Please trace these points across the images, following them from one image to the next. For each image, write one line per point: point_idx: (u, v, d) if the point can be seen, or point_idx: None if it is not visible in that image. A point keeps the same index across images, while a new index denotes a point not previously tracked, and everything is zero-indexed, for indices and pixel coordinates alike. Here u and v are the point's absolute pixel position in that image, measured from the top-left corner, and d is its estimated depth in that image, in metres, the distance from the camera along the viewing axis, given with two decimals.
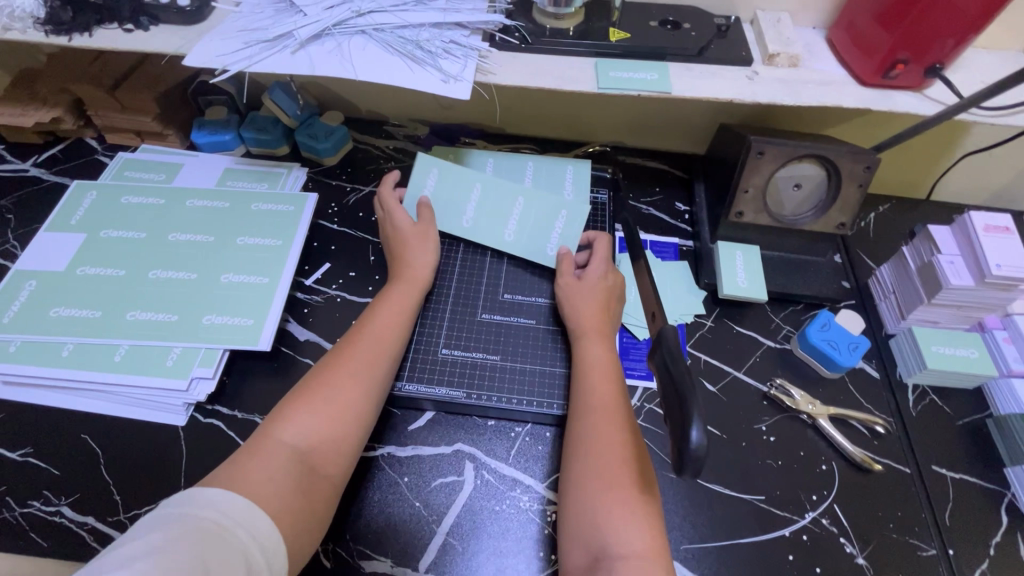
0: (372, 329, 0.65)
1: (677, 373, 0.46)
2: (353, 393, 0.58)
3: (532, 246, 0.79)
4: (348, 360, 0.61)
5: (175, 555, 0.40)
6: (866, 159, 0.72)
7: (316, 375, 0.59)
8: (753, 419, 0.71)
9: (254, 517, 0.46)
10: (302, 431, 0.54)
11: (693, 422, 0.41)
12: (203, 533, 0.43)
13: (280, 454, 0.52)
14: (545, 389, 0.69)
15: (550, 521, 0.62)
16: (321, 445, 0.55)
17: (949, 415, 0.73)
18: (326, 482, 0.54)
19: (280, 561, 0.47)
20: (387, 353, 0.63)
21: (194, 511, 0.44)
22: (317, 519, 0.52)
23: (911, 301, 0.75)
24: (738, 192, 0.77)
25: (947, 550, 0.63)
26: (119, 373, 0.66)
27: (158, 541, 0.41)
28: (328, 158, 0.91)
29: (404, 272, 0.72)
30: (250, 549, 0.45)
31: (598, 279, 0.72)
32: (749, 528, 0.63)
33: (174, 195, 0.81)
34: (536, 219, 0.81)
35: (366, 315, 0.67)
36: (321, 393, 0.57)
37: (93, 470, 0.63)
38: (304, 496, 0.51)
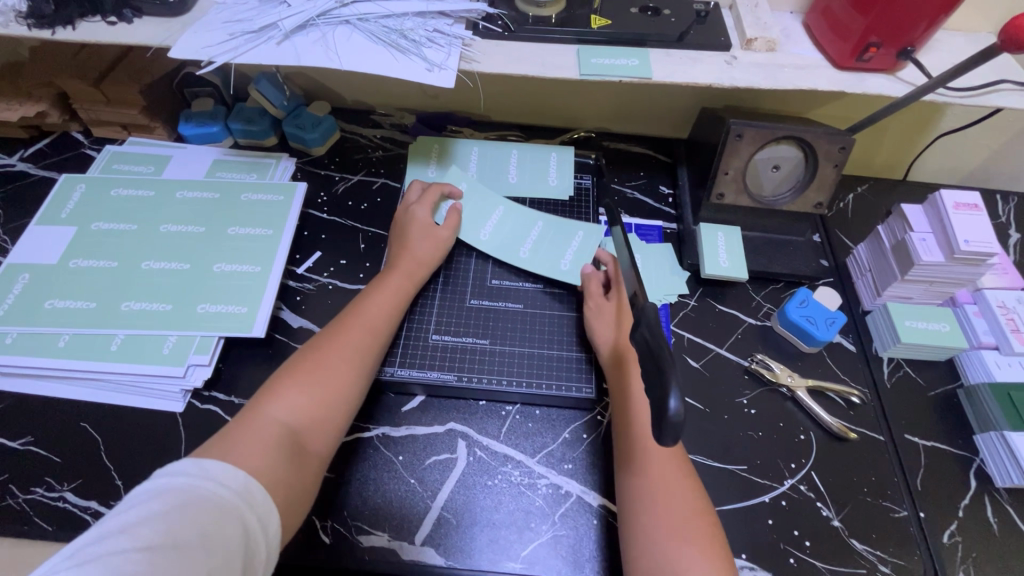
0: (363, 315, 0.66)
1: (658, 347, 0.47)
2: (343, 378, 0.60)
3: (547, 263, 0.79)
4: (339, 342, 0.63)
5: (176, 524, 0.43)
6: (841, 140, 0.74)
7: (305, 355, 0.61)
8: (734, 393, 0.74)
9: (249, 488, 0.48)
10: (289, 409, 0.56)
11: (671, 392, 0.43)
12: (205, 503, 0.45)
13: (271, 427, 0.54)
14: (533, 370, 0.72)
15: (541, 493, 0.65)
16: (310, 421, 0.57)
17: (922, 386, 0.76)
18: (314, 458, 0.56)
19: (275, 529, 0.49)
20: (378, 339, 0.65)
21: (196, 481, 0.46)
22: (305, 493, 0.54)
23: (885, 277, 0.78)
24: (718, 174, 0.79)
25: (918, 512, 0.66)
26: (115, 362, 0.67)
27: (161, 510, 0.43)
28: (316, 148, 0.92)
29: (399, 260, 0.74)
30: (248, 518, 0.47)
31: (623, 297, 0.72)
32: (731, 495, 0.66)
33: (164, 187, 0.82)
34: (552, 240, 0.81)
35: (357, 301, 0.69)
36: (312, 375, 0.59)
37: (93, 456, 0.65)
38: (294, 469, 0.53)
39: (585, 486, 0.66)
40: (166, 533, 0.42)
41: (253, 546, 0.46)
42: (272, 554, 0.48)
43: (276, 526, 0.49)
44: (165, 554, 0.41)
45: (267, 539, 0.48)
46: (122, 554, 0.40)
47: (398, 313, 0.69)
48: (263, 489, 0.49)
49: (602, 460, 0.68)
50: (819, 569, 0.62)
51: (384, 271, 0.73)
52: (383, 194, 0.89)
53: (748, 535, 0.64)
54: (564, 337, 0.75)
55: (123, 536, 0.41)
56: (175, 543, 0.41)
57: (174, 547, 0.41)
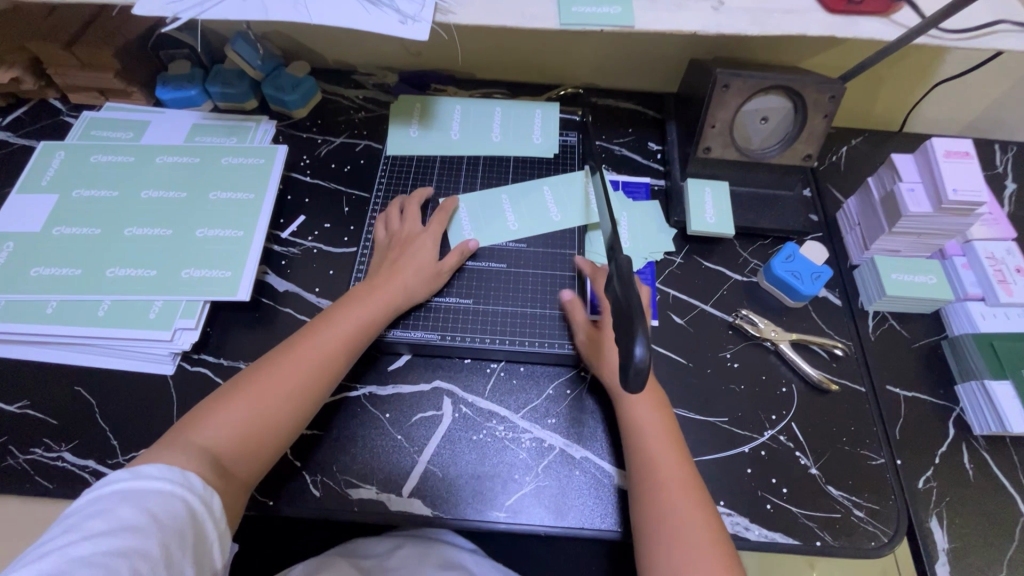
0: (328, 333, 0.65)
1: (633, 302, 0.46)
2: (284, 402, 0.60)
3: (580, 216, 0.80)
4: (289, 364, 0.62)
5: (123, 512, 0.47)
6: (831, 88, 0.72)
7: (258, 370, 0.62)
8: (717, 347, 0.74)
9: (190, 478, 0.52)
10: (222, 430, 0.57)
11: (638, 340, 0.42)
12: (149, 491, 0.49)
13: (201, 445, 0.55)
14: (517, 330, 0.72)
15: (524, 447, 0.67)
16: (239, 443, 0.57)
17: (906, 338, 0.76)
18: (241, 475, 0.57)
19: (220, 515, 0.53)
20: (336, 361, 0.64)
21: (138, 477, 0.50)
22: (235, 507, 0.56)
23: (873, 231, 0.77)
24: (704, 128, 0.77)
25: (895, 460, 0.67)
26: (102, 328, 0.68)
27: (108, 503, 0.48)
28: (298, 110, 0.90)
29: (381, 275, 0.71)
30: (193, 499, 0.51)
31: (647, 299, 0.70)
32: (711, 447, 0.67)
33: (143, 152, 0.81)
34: (570, 193, 0.82)
35: (327, 315, 0.67)
36: (263, 394, 0.60)
37: (89, 418, 0.66)
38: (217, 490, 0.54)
39: (568, 438, 0.67)
40: (115, 520, 0.46)
41: (203, 522, 0.51)
42: (222, 532, 0.53)
43: (220, 511, 0.53)
44: (119, 535, 0.45)
45: (214, 517, 0.52)
46: (76, 542, 0.44)
47: (371, 330, 0.67)
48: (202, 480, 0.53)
49: (586, 414, 0.69)
50: (795, 514, 0.64)
51: (366, 285, 0.70)
52: (366, 155, 0.88)
53: (727, 482, 0.65)
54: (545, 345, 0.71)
55: (74, 529, 0.45)
56: (125, 525, 0.46)
57: (125, 529, 0.46)
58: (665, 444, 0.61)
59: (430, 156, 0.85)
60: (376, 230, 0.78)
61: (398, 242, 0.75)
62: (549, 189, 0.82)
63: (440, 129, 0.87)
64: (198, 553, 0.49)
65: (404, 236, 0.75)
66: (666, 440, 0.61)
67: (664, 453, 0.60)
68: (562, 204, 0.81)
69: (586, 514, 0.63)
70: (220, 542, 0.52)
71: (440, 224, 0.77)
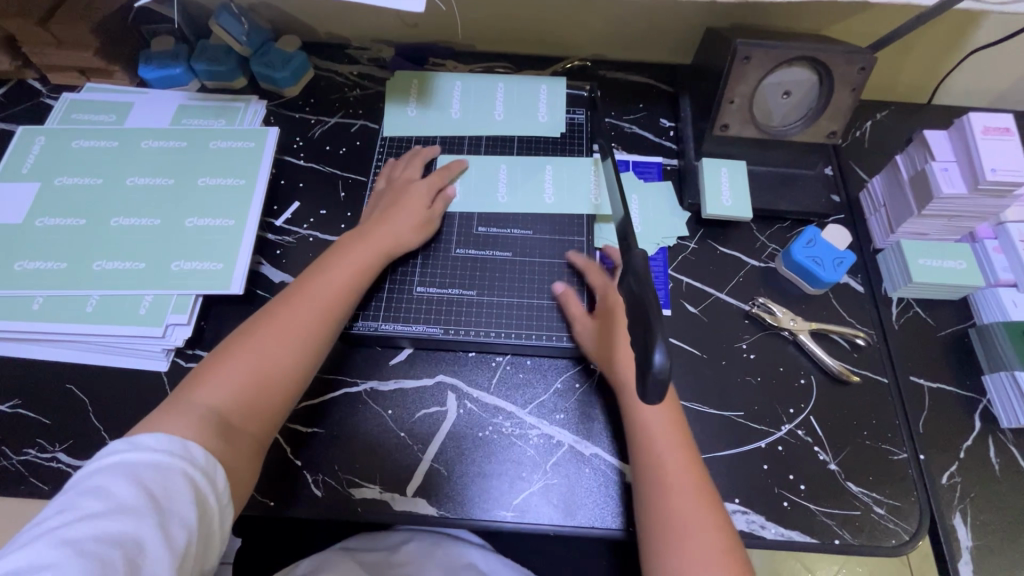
0: (321, 285, 0.63)
1: (649, 304, 0.42)
2: (283, 352, 0.58)
3: (575, 203, 0.76)
4: (284, 315, 0.60)
5: (119, 491, 0.44)
6: (861, 59, 0.67)
7: (253, 329, 0.59)
8: (733, 338, 0.71)
9: (188, 447, 0.49)
10: (221, 392, 0.55)
11: (656, 345, 0.39)
12: (146, 469, 0.46)
13: (202, 410, 0.53)
14: (524, 322, 0.69)
15: (532, 443, 0.64)
16: (243, 398, 0.55)
17: (931, 326, 0.72)
18: (250, 437, 0.55)
19: (224, 483, 0.50)
20: (333, 310, 0.62)
21: (136, 452, 0.47)
22: (247, 470, 0.53)
23: (900, 213, 0.72)
24: (722, 104, 0.72)
25: (918, 455, 0.65)
26: (91, 324, 0.65)
27: (104, 481, 0.44)
28: (289, 88, 0.85)
29: (371, 223, 0.69)
30: (193, 475, 0.48)
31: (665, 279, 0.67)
32: (726, 442, 0.65)
33: (127, 136, 0.77)
34: (571, 180, 0.77)
35: (318, 266, 0.65)
36: (260, 346, 0.58)
37: (82, 418, 0.64)
38: (226, 444, 0.52)
39: (577, 434, 0.65)
40: (111, 501, 0.43)
41: (205, 498, 0.48)
42: (228, 504, 0.50)
43: (224, 477, 0.50)
44: (115, 517, 0.43)
45: (218, 489, 0.49)
46: (71, 525, 0.42)
47: (366, 277, 0.66)
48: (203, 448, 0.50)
49: (595, 408, 0.66)
50: (813, 511, 0.62)
51: (356, 233, 0.68)
52: (362, 136, 0.84)
53: (742, 479, 0.63)
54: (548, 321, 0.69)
55: (69, 510, 0.43)
56: (122, 507, 0.43)
57: (121, 511, 0.43)
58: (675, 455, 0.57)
59: (429, 136, 0.80)
60: (378, 179, 0.77)
61: (392, 192, 0.73)
62: (549, 170, 0.78)
63: (440, 107, 0.82)
64: (201, 531, 0.46)
65: (399, 186, 0.73)
66: (677, 451, 0.58)
67: (675, 466, 0.56)
68: (560, 186, 0.77)
69: (596, 512, 0.61)
70: (225, 515, 0.50)
71: (439, 178, 0.74)
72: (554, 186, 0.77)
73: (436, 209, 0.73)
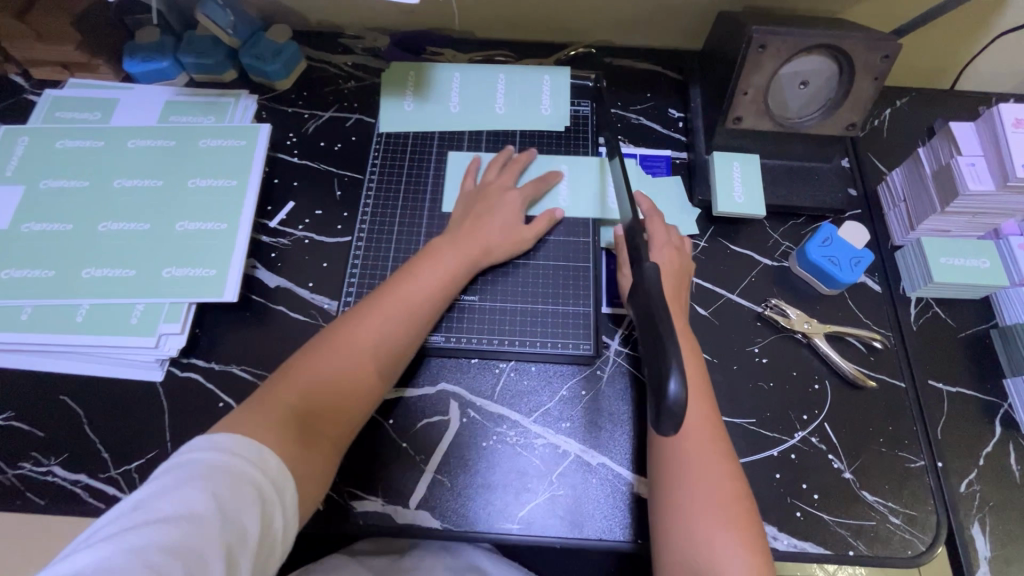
0: (402, 296, 0.62)
1: (661, 322, 0.40)
2: (363, 362, 0.58)
3: (593, 208, 0.73)
4: (368, 324, 0.60)
5: (187, 495, 0.44)
6: (885, 46, 0.63)
7: (338, 333, 0.59)
8: (745, 341, 0.69)
9: (263, 455, 0.50)
10: (301, 395, 0.55)
11: (671, 373, 0.37)
12: (214, 474, 0.46)
13: (280, 412, 0.53)
14: (565, 330, 0.67)
15: (537, 452, 0.63)
16: (320, 406, 0.55)
17: (951, 327, 0.70)
18: (323, 447, 0.55)
19: (291, 497, 0.50)
20: (414, 325, 0.61)
21: (208, 455, 0.47)
22: (318, 481, 0.54)
23: (921, 209, 0.69)
24: (736, 95, 0.68)
25: (937, 462, 0.63)
26: (82, 334, 0.63)
27: (175, 483, 0.45)
28: (281, 81, 0.82)
29: (464, 230, 0.67)
30: (259, 482, 0.48)
31: (671, 260, 0.64)
32: (738, 450, 0.63)
33: (114, 135, 0.74)
34: (587, 184, 0.74)
35: (407, 274, 0.64)
36: (344, 353, 0.58)
37: (77, 430, 0.63)
38: (301, 453, 0.52)
39: (584, 443, 0.63)
40: (180, 505, 0.44)
41: (269, 506, 0.48)
42: (293, 514, 0.50)
43: (293, 488, 0.50)
44: (181, 522, 0.43)
45: (283, 498, 0.49)
46: (138, 527, 0.42)
47: (450, 291, 0.64)
48: (277, 456, 0.50)
49: (602, 416, 0.64)
50: (827, 522, 0.60)
51: (447, 241, 0.66)
52: (358, 132, 0.80)
53: (755, 488, 0.61)
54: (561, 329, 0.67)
55: (138, 511, 0.43)
56: (189, 512, 0.43)
57: (188, 516, 0.43)
58: (706, 453, 0.55)
59: (426, 132, 0.77)
60: (465, 178, 0.73)
61: (483, 197, 0.70)
62: (549, 169, 0.75)
63: (438, 100, 0.78)
64: (261, 541, 0.46)
65: (491, 190, 0.70)
66: (709, 448, 0.55)
67: (706, 465, 0.54)
68: (575, 189, 0.74)
69: (603, 524, 0.60)
70: (288, 524, 0.49)
71: (534, 186, 0.71)
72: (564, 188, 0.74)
73: (536, 222, 0.69)
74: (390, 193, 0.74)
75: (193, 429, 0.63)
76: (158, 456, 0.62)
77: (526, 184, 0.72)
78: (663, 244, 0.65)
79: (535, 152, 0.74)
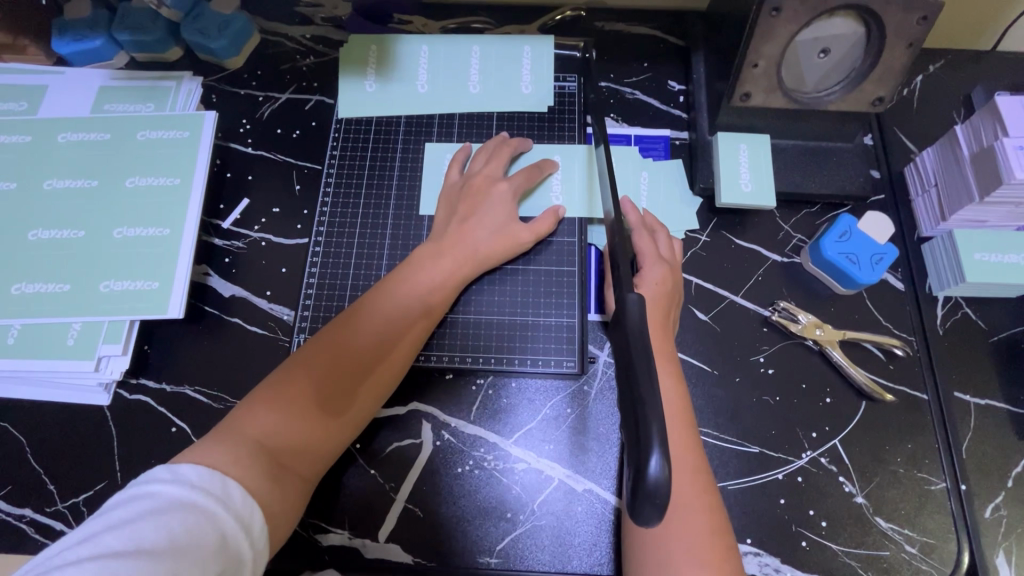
0: (383, 308, 0.56)
1: (639, 386, 0.35)
2: (346, 388, 0.52)
3: (587, 207, 0.65)
4: (350, 344, 0.54)
5: (139, 530, 0.37)
6: (924, 5, 0.52)
7: (316, 353, 0.53)
8: (750, 350, 0.61)
9: (227, 487, 0.43)
10: (275, 424, 0.49)
11: (652, 448, 0.33)
12: (175, 507, 0.40)
13: (252, 444, 0.47)
14: (554, 346, 0.61)
15: (517, 478, 0.57)
16: (297, 438, 0.49)
17: (982, 331, 0.62)
18: (295, 477, 0.49)
19: (263, 540, 0.43)
20: (397, 339, 0.55)
21: (170, 485, 0.41)
22: (288, 517, 0.47)
23: (955, 198, 0.61)
24: (744, 68, 0.59)
25: (959, 485, 0.57)
26: (16, 358, 0.58)
27: (129, 516, 0.38)
28: (230, 59, 0.73)
29: (453, 234, 0.60)
30: (225, 522, 0.41)
31: (664, 284, 0.57)
32: (739, 474, 0.57)
33: (42, 129, 0.66)
34: (580, 178, 0.66)
35: (388, 283, 0.58)
36: (325, 376, 0.52)
37: (20, 460, 0.58)
38: (278, 491, 0.47)
39: (570, 468, 0.58)
40: (130, 540, 0.37)
41: (234, 550, 0.40)
42: (260, 559, 0.43)
43: (262, 524, 0.43)
44: (127, 560, 0.36)
45: (251, 540, 0.42)
46: (78, 565, 0.35)
47: (437, 302, 0.58)
48: (241, 486, 0.43)
49: (589, 438, 0.58)
50: (835, 552, 0.55)
51: (431, 247, 0.60)
52: (318, 115, 0.71)
53: (758, 516, 0.56)
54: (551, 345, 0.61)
55: (83, 546, 0.36)
56: (140, 549, 0.36)
57: (138, 554, 0.36)
58: (689, 492, 0.49)
59: (393, 115, 0.69)
60: (449, 170, 0.65)
61: (471, 192, 0.62)
62: (525, 160, 0.67)
63: (403, 79, 0.70)
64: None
65: (479, 183, 0.63)
66: (693, 488, 0.49)
67: (685, 508, 0.48)
68: (569, 185, 0.66)
69: (589, 557, 0.55)
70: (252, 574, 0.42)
71: (526, 179, 0.63)
72: (554, 183, 0.65)
73: (535, 223, 0.62)
74: (351, 191, 0.67)
75: (143, 458, 0.58)
76: (107, 488, 0.57)
77: (517, 173, 0.64)
78: (653, 260, 0.58)
79: (529, 143, 0.67)
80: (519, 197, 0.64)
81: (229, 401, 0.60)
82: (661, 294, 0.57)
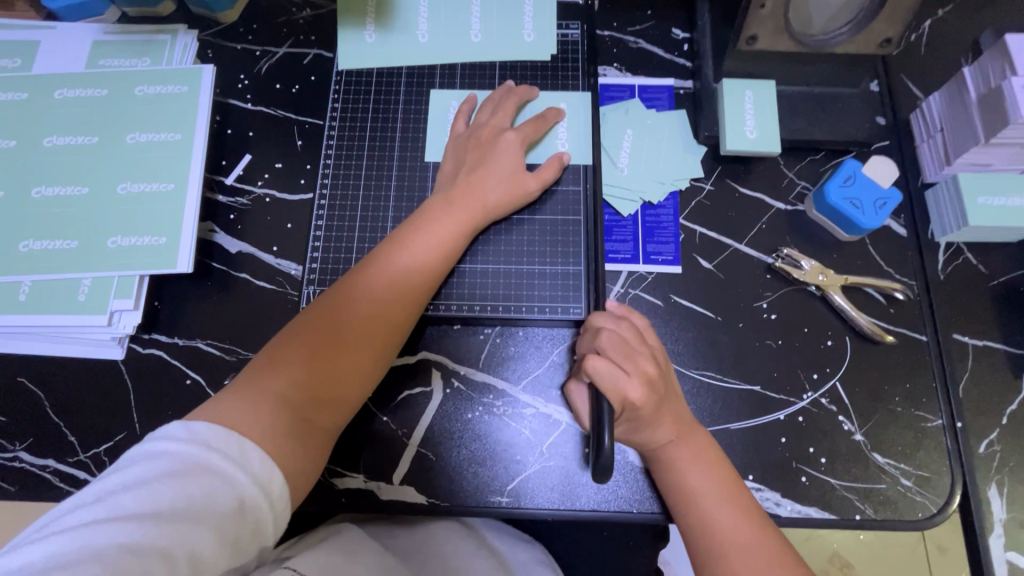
0: (397, 261, 0.56)
1: (603, 414, 0.48)
2: (358, 342, 0.53)
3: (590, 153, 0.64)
4: (362, 298, 0.54)
5: (156, 492, 0.39)
6: None
7: (328, 309, 0.53)
8: (752, 297, 0.62)
9: (244, 449, 0.44)
10: (290, 378, 0.50)
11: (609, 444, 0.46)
12: (188, 467, 0.41)
13: (270, 399, 0.48)
14: (563, 294, 0.62)
15: (527, 423, 0.59)
16: (314, 391, 0.50)
17: (982, 274, 0.63)
18: (318, 429, 0.50)
19: (282, 494, 0.45)
20: (412, 292, 0.56)
21: (187, 446, 0.42)
22: (311, 467, 0.49)
23: (959, 142, 0.61)
24: (751, 10, 0.58)
25: (955, 422, 0.58)
26: (28, 313, 0.59)
27: (145, 476, 0.40)
28: (225, 12, 0.70)
29: (460, 186, 0.60)
30: (243, 484, 0.42)
31: (628, 337, 0.53)
32: (743, 415, 0.59)
33: (37, 86, 0.65)
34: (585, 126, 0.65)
35: (397, 237, 0.58)
36: (338, 332, 0.52)
37: (39, 414, 0.59)
38: (297, 441, 0.48)
39: None
40: (149, 502, 0.39)
41: (253, 514, 0.42)
42: (280, 519, 0.45)
43: (281, 484, 0.45)
44: (145, 522, 0.38)
45: (271, 503, 0.44)
46: (95, 525, 0.37)
47: (450, 253, 0.58)
48: (259, 448, 0.44)
49: None
50: (833, 486, 0.57)
51: (442, 199, 0.59)
52: (317, 69, 0.70)
53: (760, 454, 0.58)
54: (563, 296, 0.62)
55: (100, 505, 0.38)
56: (157, 512, 0.38)
57: (156, 516, 0.38)
58: (732, 521, 0.50)
59: (393, 67, 0.68)
60: (455, 120, 0.64)
61: (477, 143, 0.62)
62: (532, 111, 0.66)
63: (403, 30, 0.68)
64: (235, 554, 0.41)
65: (486, 135, 0.62)
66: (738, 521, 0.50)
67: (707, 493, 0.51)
68: (573, 132, 0.65)
69: (597, 495, 0.57)
70: (269, 537, 0.44)
71: (532, 129, 0.63)
72: (560, 131, 0.65)
73: (540, 171, 0.62)
74: (354, 145, 0.66)
75: (161, 409, 0.59)
76: (127, 438, 0.58)
77: (523, 123, 0.63)
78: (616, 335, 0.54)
79: (535, 90, 0.66)
80: (527, 146, 0.63)
81: (242, 353, 0.61)
82: (617, 362, 0.52)
